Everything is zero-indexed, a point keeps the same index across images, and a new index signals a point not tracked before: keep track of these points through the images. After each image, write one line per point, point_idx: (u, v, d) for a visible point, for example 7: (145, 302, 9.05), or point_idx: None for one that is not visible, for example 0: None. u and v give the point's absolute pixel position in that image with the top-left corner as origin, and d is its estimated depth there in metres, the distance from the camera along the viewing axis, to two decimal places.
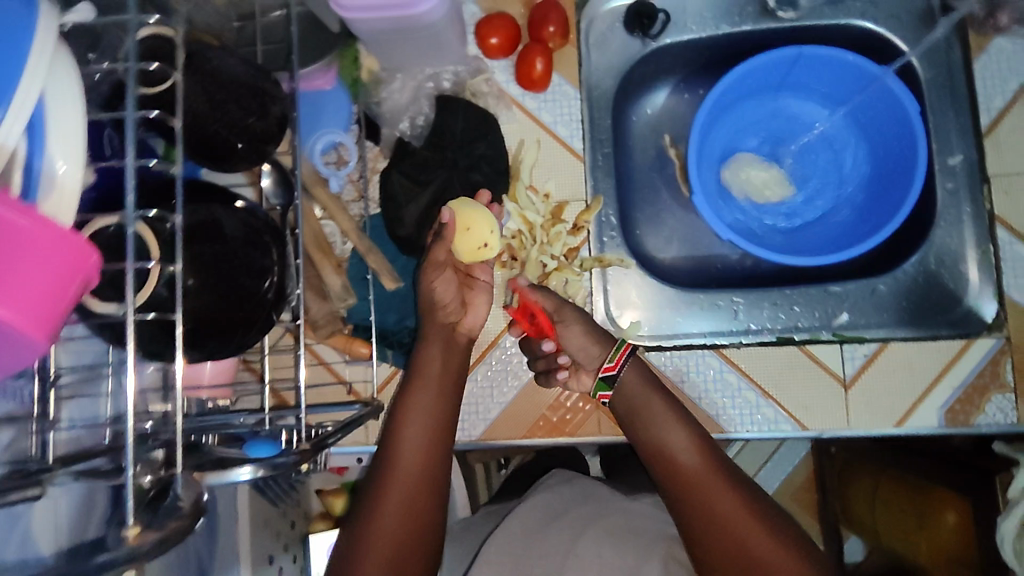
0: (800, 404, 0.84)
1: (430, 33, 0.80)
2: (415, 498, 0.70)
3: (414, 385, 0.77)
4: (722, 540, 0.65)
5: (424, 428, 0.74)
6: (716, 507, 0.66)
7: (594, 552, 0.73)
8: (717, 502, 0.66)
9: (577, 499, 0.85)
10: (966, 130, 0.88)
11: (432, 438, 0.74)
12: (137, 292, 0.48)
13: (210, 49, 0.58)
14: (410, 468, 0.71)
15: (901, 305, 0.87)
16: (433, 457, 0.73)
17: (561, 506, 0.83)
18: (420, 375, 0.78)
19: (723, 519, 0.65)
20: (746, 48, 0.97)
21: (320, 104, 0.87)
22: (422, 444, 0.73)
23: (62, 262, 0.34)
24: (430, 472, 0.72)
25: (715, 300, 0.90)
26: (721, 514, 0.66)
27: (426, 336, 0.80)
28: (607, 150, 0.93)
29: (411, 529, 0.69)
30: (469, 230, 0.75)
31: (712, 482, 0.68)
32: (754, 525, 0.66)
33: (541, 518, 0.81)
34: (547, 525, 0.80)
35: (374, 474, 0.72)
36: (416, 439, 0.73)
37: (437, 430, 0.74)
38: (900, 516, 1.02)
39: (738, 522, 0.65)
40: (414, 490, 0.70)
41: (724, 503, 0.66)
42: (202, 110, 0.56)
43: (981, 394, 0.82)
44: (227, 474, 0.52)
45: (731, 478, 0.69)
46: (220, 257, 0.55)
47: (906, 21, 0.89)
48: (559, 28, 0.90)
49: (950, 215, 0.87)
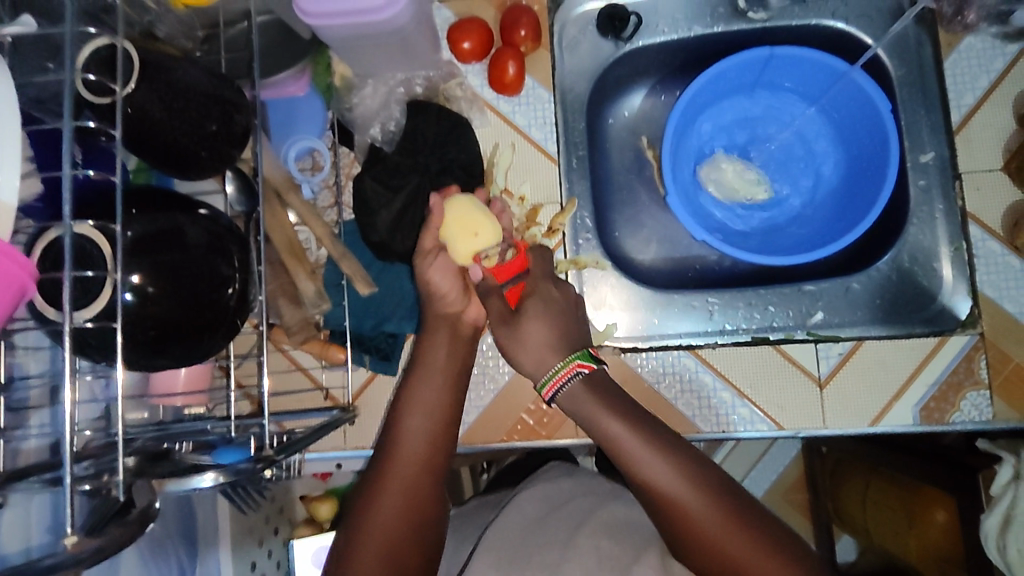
0: (776, 404, 0.84)
1: (397, 39, 0.80)
2: (411, 496, 0.69)
3: (416, 383, 0.78)
4: (708, 552, 0.62)
5: (422, 428, 0.74)
6: (695, 522, 0.63)
7: (593, 542, 0.70)
8: (695, 517, 0.63)
9: (575, 489, 0.84)
10: (937, 128, 0.88)
11: (431, 438, 0.74)
12: (89, 305, 0.49)
13: (171, 60, 0.57)
14: (409, 466, 0.70)
15: (875, 303, 0.89)
16: (432, 456, 0.72)
17: (558, 498, 0.82)
18: (423, 371, 0.79)
19: (705, 532, 0.62)
20: (721, 49, 0.98)
21: (293, 110, 0.88)
22: (422, 443, 0.73)
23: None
24: (429, 472, 0.71)
25: (691, 302, 0.90)
26: (702, 529, 0.62)
27: (430, 326, 0.81)
28: (581, 152, 0.93)
29: (408, 528, 0.67)
30: (474, 232, 0.78)
31: (690, 498, 0.63)
32: (740, 534, 0.62)
33: (539, 510, 0.80)
34: (541, 519, 0.78)
35: (373, 473, 0.71)
36: (415, 439, 0.73)
37: (434, 431, 0.74)
38: (888, 514, 1.01)
39: (721, 534, 0.62)
40: (410, 490, 0.69)
41: (706, 518, 0.62)
42: (158, 117, 0.55)
43: (955, 391, 0.82)
44: (188, 481, 0.51)
45: (714, 483, 0.65)
46: (180, 265, 0.54)
47: (876, 20, 0.90)
48: (530, 31, 0.90)
49: (922, 213, 0.88)
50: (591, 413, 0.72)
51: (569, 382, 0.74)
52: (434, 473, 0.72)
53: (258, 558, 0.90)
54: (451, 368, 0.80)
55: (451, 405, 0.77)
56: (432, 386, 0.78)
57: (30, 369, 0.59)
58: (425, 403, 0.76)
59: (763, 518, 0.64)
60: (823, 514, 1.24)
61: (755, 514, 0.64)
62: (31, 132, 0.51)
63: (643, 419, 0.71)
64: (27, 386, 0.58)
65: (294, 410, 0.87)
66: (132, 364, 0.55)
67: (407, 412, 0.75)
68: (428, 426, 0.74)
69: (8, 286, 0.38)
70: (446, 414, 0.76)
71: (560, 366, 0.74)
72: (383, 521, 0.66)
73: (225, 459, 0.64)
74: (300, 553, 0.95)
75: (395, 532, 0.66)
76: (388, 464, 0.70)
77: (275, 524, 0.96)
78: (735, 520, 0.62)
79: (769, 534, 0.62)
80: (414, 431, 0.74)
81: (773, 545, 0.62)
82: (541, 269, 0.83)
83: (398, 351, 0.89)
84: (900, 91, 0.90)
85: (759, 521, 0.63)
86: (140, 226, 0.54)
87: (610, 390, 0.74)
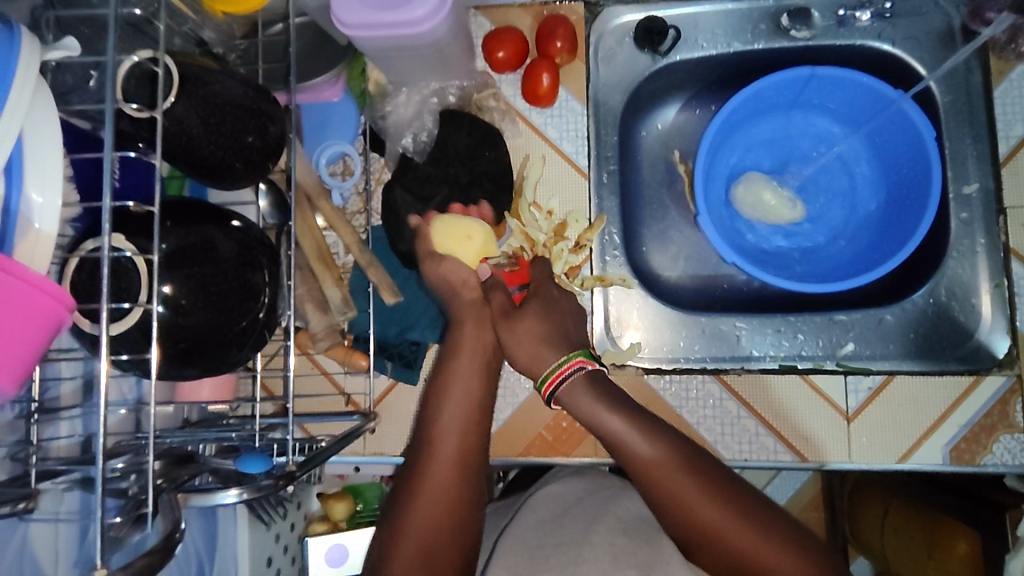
0: (801, 435, 0.83)
1: (433, 50, 0.79)
2: (453, 492, 0.69)
3: (450, 381, 0.76)
4: (724, 552, 0.64)
5: (455, 426, 0.73)
6: (710, 525, 0.64)
7: (609, 539, 0.68)
8: (710, 518, 0.64)
9: (588, 488, 0.81)
10: (984, 158, 0.85)
11: (466, 435, 0.73)
12: (119, 319, 0.49)
13: (210, 73, 0.56)
14: (446, 464, 0.70)
15: (909, 337, 0.87)
16: (467, 456, 0.72)
17: (573, 497, 0.79)
18: (453, 371, 0.77)
19: (720, 533, 0.64)
20: (761, 66, 0.95)
21: (328, 115, 0.88)
22: (456, 440, 0.72)
23: (17, 309, 0.37)
24: (465, 469, 0.71)
25: (718, 326, 0.89)
26: (717, 531, 0.64)
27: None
28: (612, 167, 0.92)
29: (448, 523, 0.67)
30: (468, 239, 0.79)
31: (696, 499, 0.65)
32: (756, 534, 0.64)
33: (553, 511, 0.76)
34: (557, 518, 0.74)
35: (411, 463, 0.72)
36: (448, 438, 0.72)
37: (468, 428, 0.73)
38: (907, 545, 0.99)
39: (735, 536, 0.64)
40: (450, 488, 0.69)
41: (719, 521, 0.64)
42: (196, 132, 0.55)
43: (988, 433, 0.81)
44: (212, 496, 0.54)
45: (723, 485, 0.67)
46: (211, 280, 0.54)
47: (925, 43, 0.87)
48: (566, 43, 0.88)
49: (962, 246, 0.86)
50: (594, 417, 0.73)
51: (570, 377, 0.75)
52: (471, 472, 0.71)
53: (276, 554, 0.89)
54: (474, 366, 0.77)
55: (487, 404, 0.76)
56: (463, 383, 0.76)
57: (62, 373, 0.59)
58: (461, 399, 0.75)
59: (777, 517, 0.66)
60: (840, 536, 1.19)
61: (769, 513, 0.66)
62: (77, 163, 0.53)
63: (642, 414, 0.73)
64: (62, 388, 0.59)
65: (316, 414, 0.87)
66: (154, 375, 0.55)
67: (442, 409, 0.74)
68: (462, 423, 0.73)
69: (42, 318, 0.38)
70: (479, 413, 0.75)
71: (561, 361, 0.75)
72: (421, 518, 0.66)
73: (250, 470, 0.59)
74: (315, 549, 0.95)
75: (435, 529, 0.66)
76: (427, 456, 0.71)
77: (293, 519, 0.95)
78: (750, 522, 0.64)
79: (784, 534, 0.64)
80: (445, 427, 0.73)
81: (788, 544, 0.64)
82: (554, 296, 0.81)
83: (421, 359, 0.88)
84: (945, 118, 0.87)
85: (773, 520, 0.65)
86: (175, 240, 0.54)
87: (613, 392, 0.75)
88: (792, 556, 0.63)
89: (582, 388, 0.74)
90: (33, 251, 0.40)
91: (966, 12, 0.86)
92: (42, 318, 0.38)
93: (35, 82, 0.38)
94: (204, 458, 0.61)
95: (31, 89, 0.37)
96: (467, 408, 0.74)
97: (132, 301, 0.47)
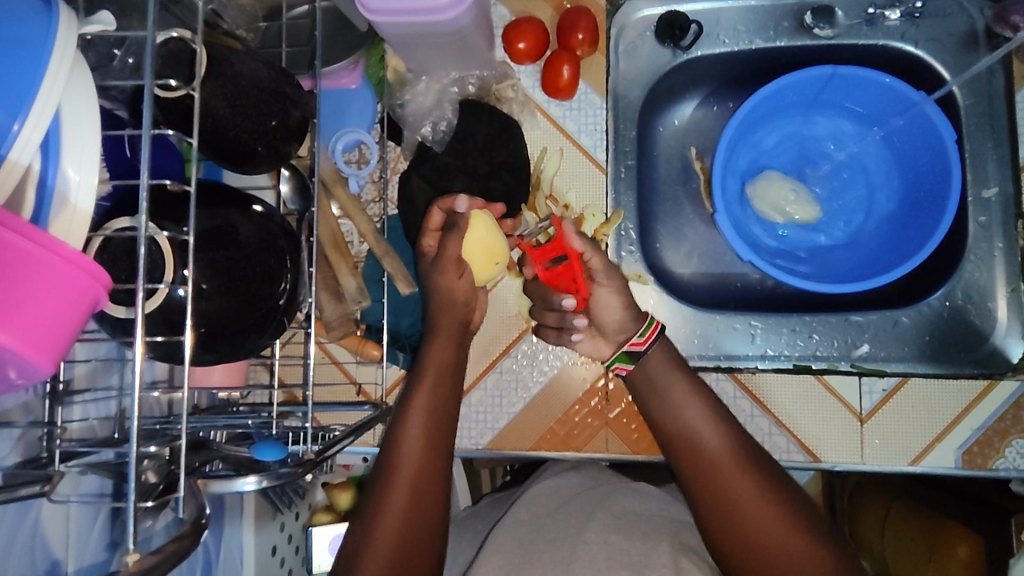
0: (813, 436, 0.83)
1: (456, 38, 0.78)
2: (420, 497, 0.67)
3: (419, 384, 0.74)
4: (738, 526, 0.64)
5: (421, 431, 0.71)
6: (738, 495, 0.65)
7: (602, 536, 0.68)
8: (735, 486, 0.65)
9: (586, 483, 0.81)
10: (1004, 161, 0.85)
11: (432, 438, 0.71)
12: (147, 300, 0.48)
13: (234, 53, 0.56)
14: (410, 469, 0.68)
15: (924, 339, 0.87)
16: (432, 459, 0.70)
17: (570, 492, 0.79)
18: (433, 372, 0.75)
19: (743, 507, 0.64)
20: (781, 65, 0.95)
21: (344, 102, 0.87)
22: (422, 444, 0.70)
23: (60, 286, 0.36)
24: (431, 471, 0.69)
25: (732, 324, 0.89)
26: (740, 503, 0.64)
27: (443, 324, 0.77)
28: (630, 161, 0.91)
29: (417, 525, 0.66)
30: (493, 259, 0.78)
31: (726, 467, 0.67)
32: (783, 526, 0.63)
33: (560, 506, 0.76)
34: (551, 513, 0.75)
35: (381, 463, 0.70)
36: (413, 442, 0.70)
37: (430, 434, 0.71)
38: (904, 547, 0.99)
39: (757, 508, 0.64)
40: (421, 492, 0.68)
41: (747, 500, 0.64)
42: (222, 115, 0.54)
43: (1001, 437, 0.81)
44: (233, 483, 0.52)
45: (763, 468, 0.67)
46: (233, 264, 0.54)
47: (948, 45, 0.87)
48: (587, 35, 0.87)
49: (980, 249, 0.86)
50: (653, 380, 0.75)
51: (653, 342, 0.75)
52: (435, 474, 0.69)
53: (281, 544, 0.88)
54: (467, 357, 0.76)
55: (450, 410, 0.75)
56: (427, 390, 0.74)
57: (78, 354, 0.58)
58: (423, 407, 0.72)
59: (802, 506, 0.65)
60: None
61: (797, 501, 0.65)
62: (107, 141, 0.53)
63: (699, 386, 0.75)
64: (79, 369, 0.58)
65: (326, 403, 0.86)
66: (179, 361, 0.55)
67: (409, 415, 0.72)
68: (425, 429, 0.71)
69: (81, 295, 0.38)
70: (445, 417, 0.74)
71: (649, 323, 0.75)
72: (401, 516, 0.66)
73: (264, 457, 0.59)
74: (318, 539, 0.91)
75: (408, 531, 0.65)
76: (394, 459, 0.69)
77: (298, 509, 0.94)
78: (774, 498, 0.65)
79: (803, 523, 0.64)
80: (411, 430, 0.71)
81: (809, 545, 0.62)
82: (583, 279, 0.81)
83: None
84: (966, 122, 0.87)
85: (797, 506, 0.65)
86: (198, 222, 0.53)
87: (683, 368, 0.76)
88: (806, 542, 0.62)
89: (660, 354, 0.75)
90: (68, 229, 0.39)
91: (990, 15, 0.86)
92: (82, 295, 0.38)
93: (72, 55, 0.37)
94: (218, 445, 0.60)
95: (69, 63, 0.36)
96: (438, 412, 0.73)
97: (166, 283, 0.46)
